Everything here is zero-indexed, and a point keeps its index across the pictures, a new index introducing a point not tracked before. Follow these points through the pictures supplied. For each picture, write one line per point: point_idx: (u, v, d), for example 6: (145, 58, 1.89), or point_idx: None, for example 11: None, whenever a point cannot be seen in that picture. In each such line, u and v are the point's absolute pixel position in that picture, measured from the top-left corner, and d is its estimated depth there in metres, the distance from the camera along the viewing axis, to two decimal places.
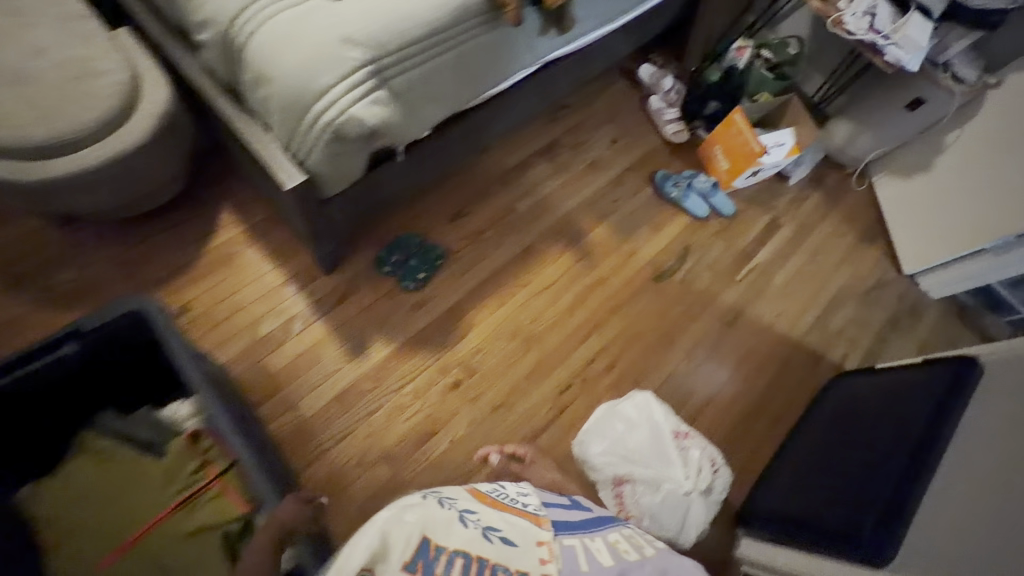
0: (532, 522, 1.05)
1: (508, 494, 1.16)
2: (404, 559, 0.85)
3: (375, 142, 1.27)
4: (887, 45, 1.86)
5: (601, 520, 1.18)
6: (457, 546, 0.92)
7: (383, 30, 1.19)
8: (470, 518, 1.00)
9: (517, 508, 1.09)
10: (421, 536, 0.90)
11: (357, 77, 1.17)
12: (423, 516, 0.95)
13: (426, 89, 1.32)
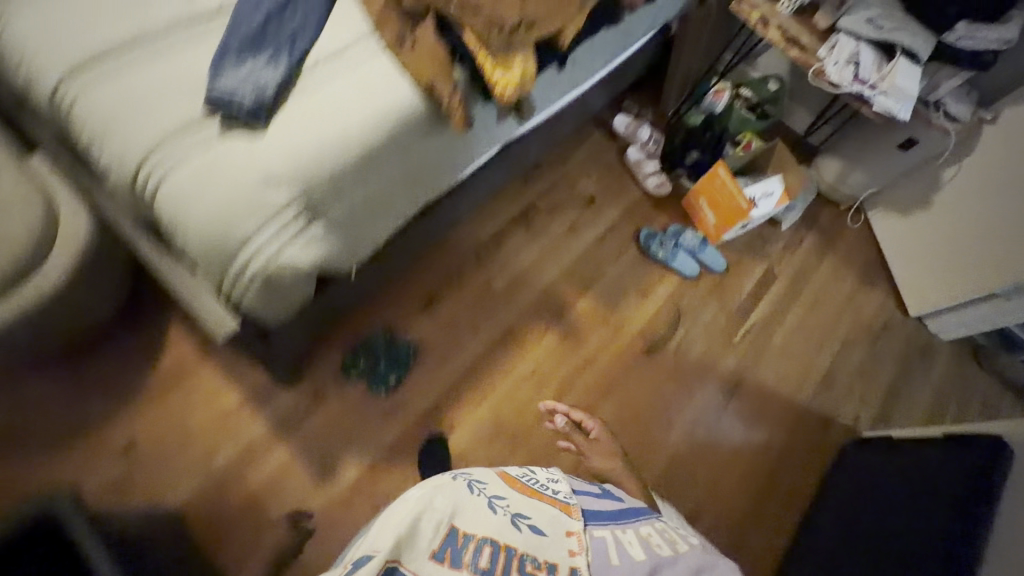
0: (560, 510, 1.26)
1: (542, 482, 1.34)
2: (433, 548, 1.12)
3: (316, 276, 1.14)
4: (874, 94, 1.73)
5: (629, 507, 1.35)
6: (486, 534, 1.17)
7: (312, 159, 1.06)
8: (500, 505, 1.25)
9: (547, 498, 1.29)
10: (451, 525, 1.16)
11: (285, 218, 1.04)
12: (457, 505, 1.21)
13: (369, 207, 1.20)
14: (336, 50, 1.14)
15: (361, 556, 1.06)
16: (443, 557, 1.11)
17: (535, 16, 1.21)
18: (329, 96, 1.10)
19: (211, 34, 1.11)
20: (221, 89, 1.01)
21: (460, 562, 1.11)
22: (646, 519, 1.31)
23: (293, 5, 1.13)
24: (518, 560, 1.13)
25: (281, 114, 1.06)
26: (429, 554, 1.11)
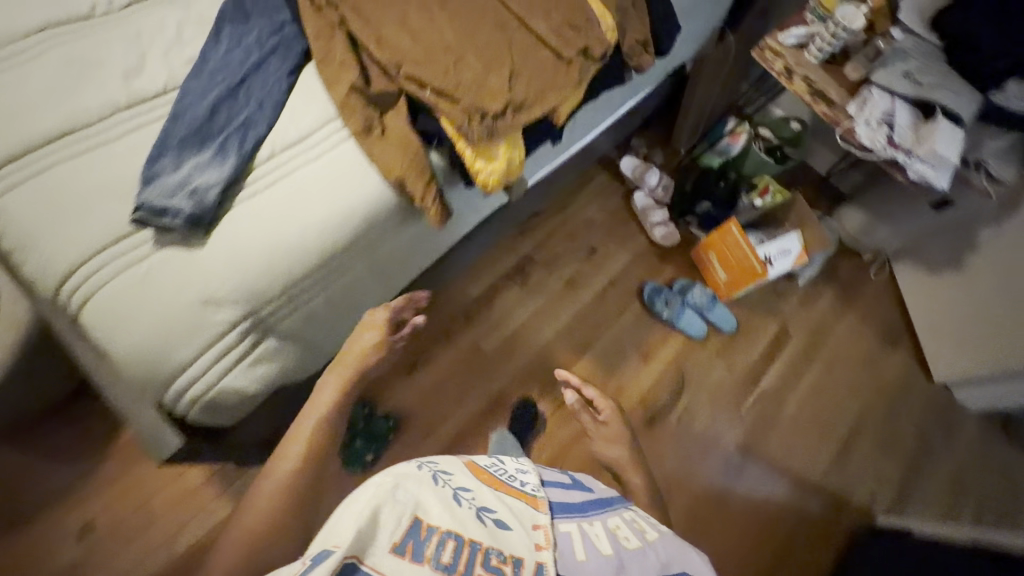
0: (526, 503, 0.74)
1: (505, 469, 0.81)
2: (393, 540, 0.60)
3: (269, 392, 1.01)
4: (909, 161, 1.53)
5: (595, 498, 0.84)
6: (450, 522, 0.65)
7: (262, 271, 0.92)
8: (464, 495, 0.72)
9: (512, 490, 0.76)
10: (411, 514, 0.64)
11: (228, 341, 0.91)
12: (420, 494, 0.68)
13: (331, 309, 1.07)
14: (295, 139, 1.01)
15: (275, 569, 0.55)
16: (405, 551, 0.60)
17: (525, 98, 1.06)
18: (285, 195, 0.97)
19: (153, 125, 0.98)
20: (155, 196, 0.87)
21: (422, 560, 0.59)
22: (610, 512, 0.81)
23: (247, 90, 1.01)
24: (490, 561, 0.62)
25: (228, 222, 0.93)
26: (390, 547, 0.60)
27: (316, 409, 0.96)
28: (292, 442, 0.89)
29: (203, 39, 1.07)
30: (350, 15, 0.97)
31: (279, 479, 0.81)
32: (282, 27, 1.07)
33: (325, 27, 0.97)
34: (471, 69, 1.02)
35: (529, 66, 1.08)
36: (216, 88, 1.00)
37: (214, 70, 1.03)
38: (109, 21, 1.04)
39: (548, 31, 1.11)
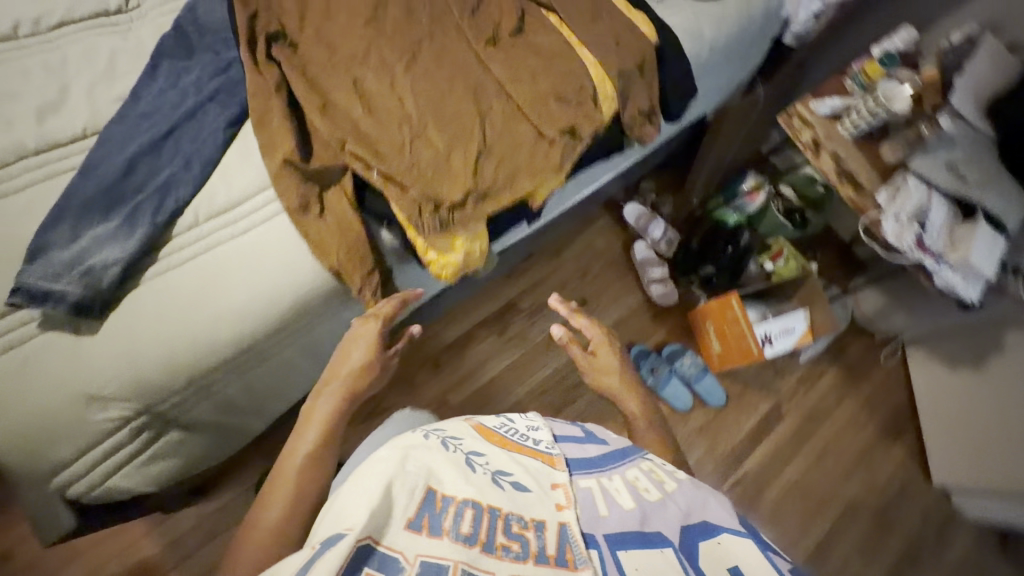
0: (541, 462, 0.69)
1: (515, 429, 0.76)
2: (406, 517, 0.56)
3: (166, 485, 0.91)
4: (939, 268, 1.36)
5: (614, 454, 0.75)
6: (468, 492, 0.60)
7: (162, 365, 0.81)
8: (478, 460, 0.66)
9: (526, 449, 0.72)
10: (424, 487, 0.60)
11: (121, 437, 0.81)
12: (432, 466, 0.62)
13: (250, 396, 0.95)
14: (223, 208, 0.88)
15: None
16: (423, 527, 0.55)
17: (492, 184, 0.91)
18: (202, 273, 0.85)
19: (60, 178, 0.85)
20: (38, 275, 0.75)
21: (440, 535, 0.54)
22: (629, 460, 0.74)
23: (174, 144, 0.88)
24: (511, 530, 0.58)
25: (128, 304, 0.81)
26: (405, 523, 0.55)
27: (316, 420, 0.79)
28: (290, 461, 0.74)
29: (138, 74, 0.93)
30: (294, 75, 0.84)
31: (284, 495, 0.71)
32: (227, 69, 0.93)
33: (260, 83, 0.83)
34: (429, 148, 0.88)
35: (501, 143, 0.93)
36: (137, 139, 0.87)
37: (140, 114, 0.89)
38: (30, 45, 0.91)
39: (530, 102, 0.96)
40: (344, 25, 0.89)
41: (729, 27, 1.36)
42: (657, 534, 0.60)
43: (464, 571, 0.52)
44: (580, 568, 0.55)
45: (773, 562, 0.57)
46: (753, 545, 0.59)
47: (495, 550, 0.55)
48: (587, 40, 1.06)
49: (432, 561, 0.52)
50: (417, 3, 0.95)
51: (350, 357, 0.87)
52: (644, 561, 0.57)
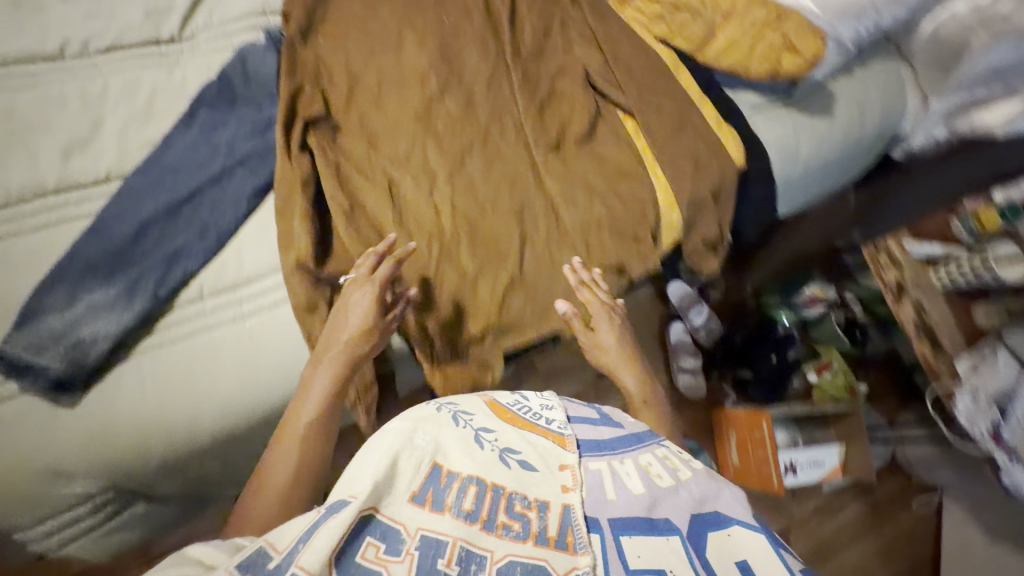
0: (550, 443, 0.68)
1: (528, 408, 0.73)
2: (410, 491, 0.58)
3: (121, 552, 0.87)
4: (1011, 465, 1.18)
5: (628, 436, 0.73)
6: (473, 470, 0.62)
7: (134, 448, 0.77)
8: (485, 438, 0.66)
9: (538, 432, 0.70)
10: (429, 463, 0.61)
11: (82, 509, 0.78)
12: (437, 440, 0.64)
13: (224, 473, 0.90)
14: (229, 287, 0.83)
15: (235, 548, 0.54)
16: (425, 502, 0.58)
17: (517, 319, 0.82)
18: (195, 354, 0.80)
19: (72, 225, 0.81)
20: (23, 345, 0.71)
21: (443, 512, 0.57)
22: (643, 445, 0.72)
23: (192, 210, 0.82)
24: (514, 509, 0.60)
25: (111, 378, 0.77)
26: (409, 499, 0.58)
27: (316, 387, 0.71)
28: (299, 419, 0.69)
29: (175, 117, 0.88)
30: (325, 170, 0.76)
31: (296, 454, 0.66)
32: (265, 130, 0.87)
33: (288, 173, 0.75)
34: (456, 271, 0.79)
35: (537, 272, 0.84)
36: (154, 200, 0.81)
37: (163, 168, 0.83)
38: (71, 67, 0.86)
39: (580, 230, 0.87)
40: (392, 116, 0.80)
41: (831, 147, 1.20)
42: (663, 524, 0.62)
43: (462, 550, 0.55)
44: (579, 554, 0.58)
45: (778, 560, 0.60)
46: (761, 542, 0.62)
47: (495, 529, 0.58)
48: (663, 158, 0.93)
49: (432, 537, 0.55)
50: (479, 93, 0.85)
51: (352, 313, 0.73)
52: (646, 550, 0.59)
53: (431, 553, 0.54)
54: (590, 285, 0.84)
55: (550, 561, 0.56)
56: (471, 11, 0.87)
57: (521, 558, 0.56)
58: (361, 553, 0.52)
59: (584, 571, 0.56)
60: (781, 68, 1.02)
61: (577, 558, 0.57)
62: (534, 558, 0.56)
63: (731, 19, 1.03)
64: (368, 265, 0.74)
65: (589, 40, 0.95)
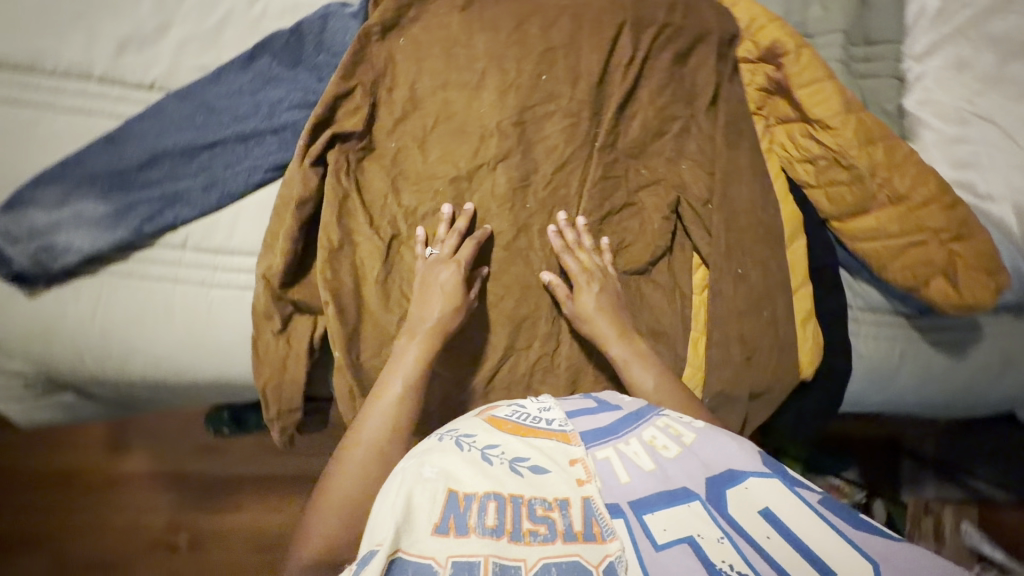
0: (554, 440, 0.54)
1: (525, 410, 0.58)
2: (431, 521, 0.45)
3: (40, 427, 0.88)
4: None
5: (628, 412, 0.58)
6: (488, 485, 0.49)
7: (70, 356, 0.76)
8: (491, 451, 0.52)
9: (537, 431, 0.55)
10: (444, 489, 0.47)
11: (12, 381, 0.79)
12: (443, 465, 0.49)
13: (150, 404, 0.89)
14: (211, 250, 0.79)
15: None
16: (448, 530, 0.45)
17: None
18: (154, 304, 0.77)
19: (99, 121, 0.78)
20: (1, 229, 0.71)
21: (468, 534, 0.45)
22: (642, 417, 0.57)
23: (207, 159, 0.77)
24: (536, 513, 0.48)
25: (71, 289, 0.76)
26: (430, 529, 0.44)
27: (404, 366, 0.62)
28: (367, 428, 0.58)
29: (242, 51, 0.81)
30: (330, 196, 0.68)
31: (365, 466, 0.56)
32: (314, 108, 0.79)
33: (295, 180, 0.70)
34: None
35: (504, 395, 0.73)
36: (177, 134, 0.76)
37: (200, 103, 0.77)
38: None
39: (572, 372, 0.75)
40: (432, 166, 0.71)
41: (942, 392, 0.92)
42: (682, 489, 0.50)
43: (497, 565, 0.44)
44: (607, 541, 0.47)
45: (806, 503, 0.48)
46: (781, 482, 0.50)
47: (523, 539, 0.46)
48: (715, 335, 0.75)
49: (465, 560, 0.43)
50: (538, 174, 0.73)
51: (427, 317, 0.66)
52: (672, 521, 0.48)
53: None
54: (575, 249, 0.73)
55: (583, 556, 0.45)
56: (576, 79, 0.73)
57: (556, 559, 0.45)
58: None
59: (616, 559, 0.45)
60: (921, 291, 0.79)
61: (606, 546, 0.46)
62: (569, 556, 0.45)
63: (898, 205, 0.77)
64: (452, 241, 0.69)
65: (704, 159, 0.77)
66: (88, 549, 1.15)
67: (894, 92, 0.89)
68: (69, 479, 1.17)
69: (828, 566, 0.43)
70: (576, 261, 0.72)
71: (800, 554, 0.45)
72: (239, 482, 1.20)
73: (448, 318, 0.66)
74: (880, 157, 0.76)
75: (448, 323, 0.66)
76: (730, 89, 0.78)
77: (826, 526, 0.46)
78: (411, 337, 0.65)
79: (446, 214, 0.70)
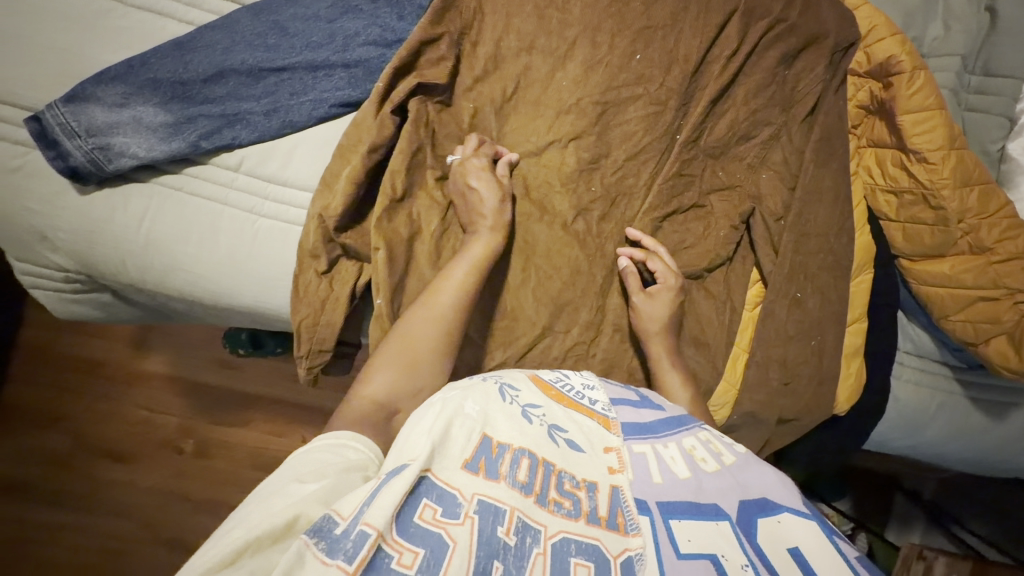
0: (595, 421, 0.52)
1: (569, 382, 0.57)
2: (462, 456, 0.45)
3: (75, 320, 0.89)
4: None
5: (670, 415, 0.56)
6: (523, 441, 0.48)
7: (111, 258, 0.75)
8: (532, 410, 0.51)
9: (578, 407, 0.54)
10: (479, 431, 0.47)
11: (51, 273, 0.79)
12: (484, 406, 0.49)
13: (184, 317, 0.90)
14: (265, 178, 0.77)
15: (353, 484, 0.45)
16: (477, 469, 0.44)
17: None
18: (202, 219, 0.76)
19: (169, 24, 0.76)
20: (60, 121, 0.70)
21: (496, 480, 0.44)
22: (685, 425, 0.55)
23: (273, 83, 0.75)
24: (564, 486, 0.47)
25: (120, 192, 0.75)
26: (460, 463, 0.44)
27: (470, 256, 0.64)
28: (432, 301, 0.61)
29: None
30: (403, 145, 0.68)
31: (422, 345, 0.58)
32: (391, 47, 0.76)
33: (368, 125, 0.68)
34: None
35: None
36: (247, 53, 0.74)
37: (274, 23, 0.75)
38: None
39: (606, 366, 0.73)
40: (506, 134, 0.70)
41: (969, 450, 0.90)
42: (713, 506, 0.48)
43: (519, 520, 0.43)
44: (630, 535, 0.45)
45: (841, 553, 0.46)
46: (821, 529, 0.48)
47: (547, 505, 0.45)
48: (757, 354, 0.73)
49: (491, 503, 0.42)
50: (611, 155, 0.71)
51: (481, 215, 0.66)
52: (698, 534, 0.46)
53: (489, 519, 0.42)
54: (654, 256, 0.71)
55: (604, 543, 0.44)
56: (671, 65, 0.71)
57: (577, 536, 0.44)
58: (417, 514, 0.40)
59: (636, 555, 0.44)
60: (978, 348, 0.74)
61: (628, 539, 0.44)
62: (590, 538, 0.44)
63: (980, 256, 0.72)
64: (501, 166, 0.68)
65: (787, 171, 0.74)
66: (108, 439, 1.20)
67: (1001, 132, 0.83)
68: (95, 369, 1.21)
69: None
70: (659, 264, 0.70)
71: None
72: (251, 404, 1.22)
73: (503, 213, 0.66)
74: (973, 202, 0.71)
75: (500, 217, 0.66)
76: (834, 102, 0.74)
77: None
78: (474, 233, 0.66)
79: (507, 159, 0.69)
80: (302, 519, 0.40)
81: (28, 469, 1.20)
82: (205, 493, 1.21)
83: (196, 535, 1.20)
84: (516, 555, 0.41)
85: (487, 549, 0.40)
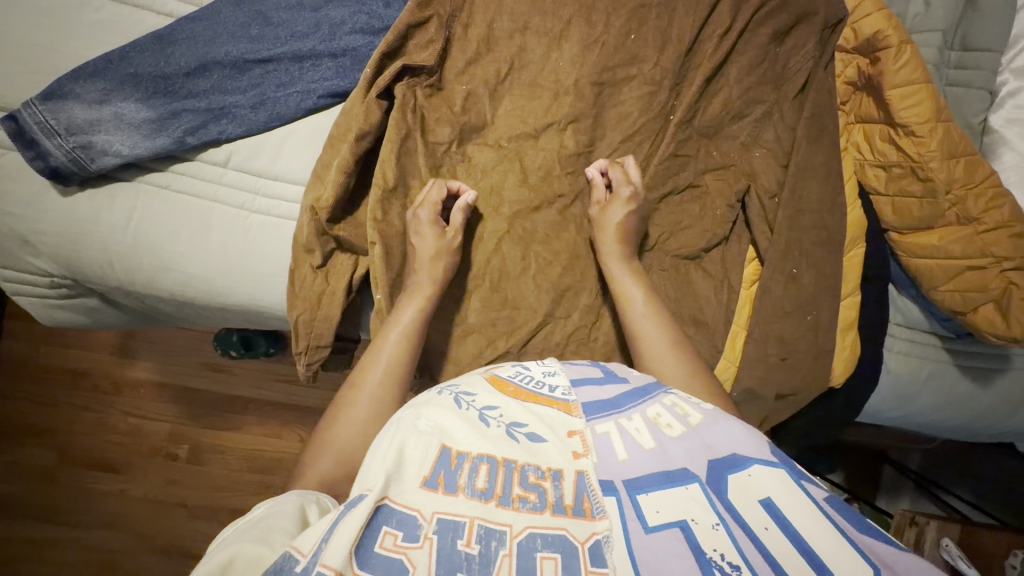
0: (556, 409, 0.51)
1: (528, 373, 0.55)
2: (420, 474, 0.45)
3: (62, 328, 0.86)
4: None
5: (635, 387, 0.55)
6: (483, 446, 0.47)
7: (98, 263, 0.73)
8: (489, 412, 0.50)
9: (538, 397, 0.53)
10: (437, 444, 0.47)
11: (35, 279, 0.76)
12: (439, 420, 0.48)
13: (175, 319, 0.87)
14: (255, 172, 0.75)
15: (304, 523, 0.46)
16: (437, 486, 0.44)
17: None
18: (190, 217, 0.74)
19: (147, 17, 0.74)
20: (39, 120, 0.67)
21: (455, 493, 0.44)
22: (649, 394, 0.54)
23: (259, 74, 0.73)
24: (528, 480, 0.46)
25: (104, 194, 0.72)
26: (418, 482, 0.44)
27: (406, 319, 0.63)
28: (372, 368, 0.61)
29: None
30: (392, 132, 0.67)
31: (352, 428, 0.57)
32: (379, 33, 0.75)
33: (355, 113, 0.67)
34: (444, 316, 0.70)
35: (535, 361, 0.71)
36: (230, 44, 0.72)
37: (256, 13, 0.73)
38: None
39: (608, 351, 0.72)
40: (502, 119, 0.70)
41: (955, 416, 0.93)
42: (682, 471, 0.47)
43: (481, 528, 0.43)
44: (596, 519, 0.45)
45: (809, 496, 0.45)
46: (787, 475, 0.46)
47: (511, 504, 0.45)
48: (754, 331, 0.74)
49: (450, 519, 0.43)
50: (605, 137, 0.72)
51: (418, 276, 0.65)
52: (666, 504, 0.45)
53: (449, 535, 0.42)
54: (618, 164, 0.71)
55: (570, 532, 0.44)
56: (665, 45, 0.71)
57: (542, 530, 0.44)
58: (378, 543, 0.41)
59: (603, 538, 0.43)
60: (967, 317, 0.76)
61: (594, 523, 0.44)
62: (555, 529, 0.44)
63: (966, 226, 0.73)
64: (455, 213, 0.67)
65: (779, 149, 0.75)
66: (103, 447, 1.18)
67: (982, 105, 0.85)
68: (86, 377, 1.18)
69: (819, 561, 0.41)
70: (618, 170, 0.70)
71: (797, 550, 0.42)
72: (250, 406, 1.20)
73: (439, 272, 0.65)
74: (959, 173, 0.72)
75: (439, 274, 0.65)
76: (824, 78, 0.74)
77: (829, 526, 0.43)
78: (411, 293, 0.65)
79: (466, 200, 0.67)
80: (240, 560, 0.41)
81: (22, 482, 1.17)
82: (201, 499, 1.19)
83: (192, 542, 1.18)
84: (480, 562, 0.41)
85: (447, 565, 0.40)
